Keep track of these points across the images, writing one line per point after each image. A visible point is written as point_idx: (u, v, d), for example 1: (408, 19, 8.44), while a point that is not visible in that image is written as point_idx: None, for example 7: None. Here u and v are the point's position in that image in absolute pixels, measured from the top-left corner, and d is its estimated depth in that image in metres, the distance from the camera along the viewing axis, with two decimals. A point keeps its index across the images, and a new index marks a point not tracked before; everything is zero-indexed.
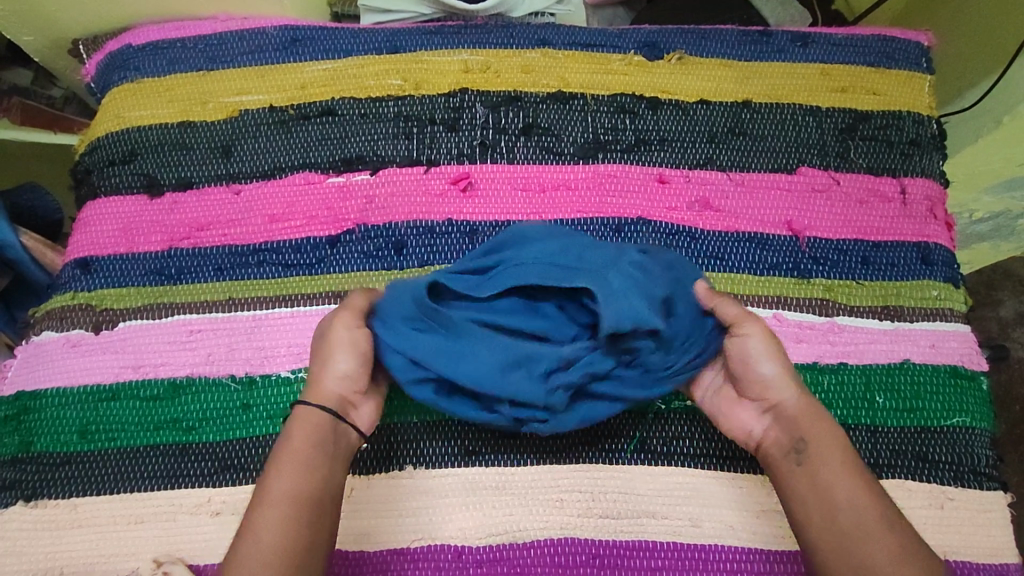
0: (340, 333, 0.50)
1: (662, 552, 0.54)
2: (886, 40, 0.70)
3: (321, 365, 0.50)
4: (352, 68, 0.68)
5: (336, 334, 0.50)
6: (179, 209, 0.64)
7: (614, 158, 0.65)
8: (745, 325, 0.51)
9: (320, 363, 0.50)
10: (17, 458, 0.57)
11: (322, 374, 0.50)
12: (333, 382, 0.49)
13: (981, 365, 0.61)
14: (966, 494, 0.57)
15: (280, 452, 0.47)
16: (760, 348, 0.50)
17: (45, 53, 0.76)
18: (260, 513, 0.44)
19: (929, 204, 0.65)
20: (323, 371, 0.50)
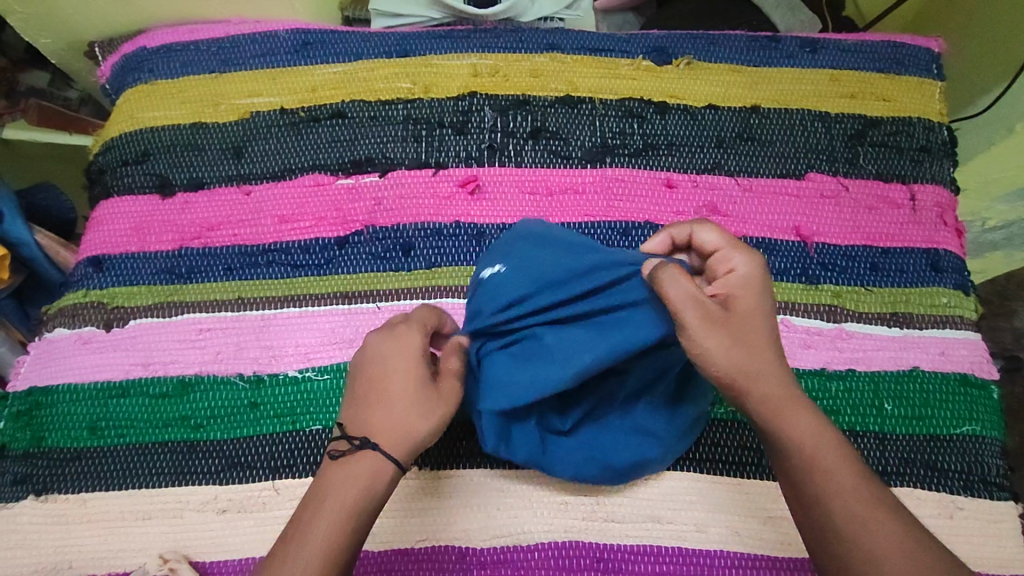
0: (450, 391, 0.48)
1: (667, 557, 0.54)
2: (897, 46, 0.70)
3: (420, 414, 0.46)
4: (362, 71, 0.68)
5: (449, 397, 0.48)
6: (190, 209, 0.65)
7: (622, 162, 0.66)
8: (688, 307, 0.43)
9: (420, 412, 0.46)
10: (28, 453, 0.58)
11: (415, 428, 0.46)
12: (424, 437, 0.46)
13: (992, 373, 0.61)
14: (976, 504, 0.56)
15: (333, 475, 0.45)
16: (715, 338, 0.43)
17: (61, 56, 0.77)
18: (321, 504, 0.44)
19: (940, 211, 0.65)
20: (421, 422, 0.46)
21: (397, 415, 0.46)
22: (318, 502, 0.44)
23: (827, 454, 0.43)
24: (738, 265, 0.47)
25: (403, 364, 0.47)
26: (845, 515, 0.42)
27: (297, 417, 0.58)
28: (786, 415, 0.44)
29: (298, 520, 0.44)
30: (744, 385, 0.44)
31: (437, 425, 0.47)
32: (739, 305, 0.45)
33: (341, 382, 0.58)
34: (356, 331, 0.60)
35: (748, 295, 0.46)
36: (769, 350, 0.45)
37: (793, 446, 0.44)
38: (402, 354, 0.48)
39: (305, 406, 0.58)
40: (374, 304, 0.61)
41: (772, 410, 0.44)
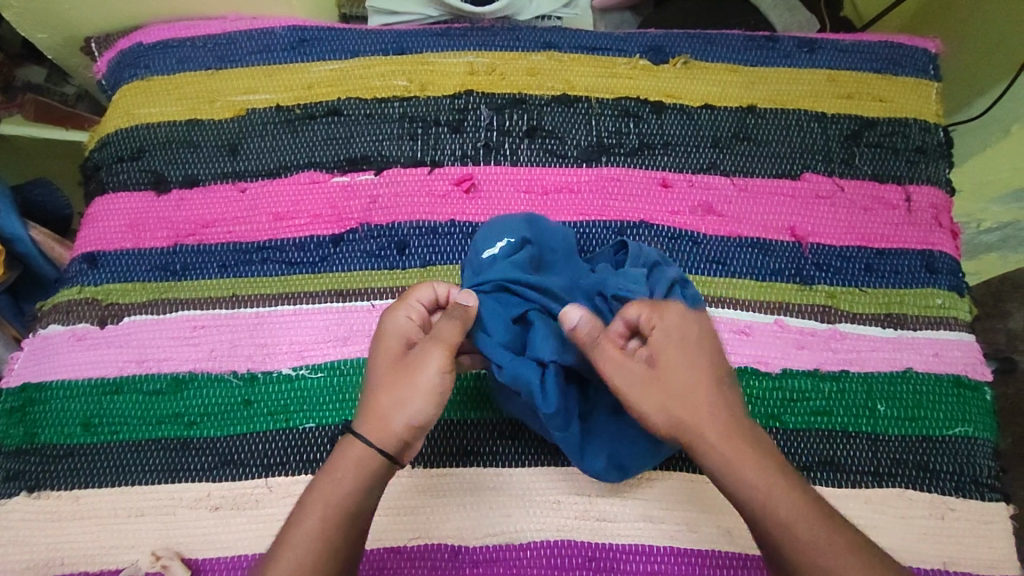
0: (425, 369, 0.46)
1: (659, 556, 0.54)
2: (894, 47, 0.70)
3: (394, 401, 0.46)
4: (359, 69, 0.68)
5: (425, 377, 0.46)
6: (185, 206, 0.65)
7: (618, 161, 0.66)
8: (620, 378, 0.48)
9: (392, 400, 0.46)
10: (21, 449, 0.58)
11: (392, 412, 0.46)
12: (401, 427, 0.46)
13: (985, 374, 0.61)
14: (967, 505, 0.56)
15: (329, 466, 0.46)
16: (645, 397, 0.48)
17: (58, 51, 0.77)
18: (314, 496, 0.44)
19: (935, 212, 0.65)
20: (394, 410, 0.46)
21: (373, 406, 0.47)
22: (313, 496, 0.44)
23: (780, 504, 0.44)
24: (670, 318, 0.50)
25: (383, 354, 0.49)
26: (799, 552, 0.43)
27: (290, 414, 0.58)
28: (741, 466, 0.46)
29: (294, 514, 0.44)
30: (690, 436, 0.47)
31: (414, 410, 0.46)
32: (666, 355, 0.49)
33: (335, 379, 0.58)
34: (351, 329, 0.60)
35: (680, 349, 0.49)
36: (711, 405, 0.48)
37: (746, 497, 0.45)
38: (382, 343, 0.49)
39: (299, 403, 0.58)
40: (369, 302, 0.61)
41: (721, 462, 0.46)
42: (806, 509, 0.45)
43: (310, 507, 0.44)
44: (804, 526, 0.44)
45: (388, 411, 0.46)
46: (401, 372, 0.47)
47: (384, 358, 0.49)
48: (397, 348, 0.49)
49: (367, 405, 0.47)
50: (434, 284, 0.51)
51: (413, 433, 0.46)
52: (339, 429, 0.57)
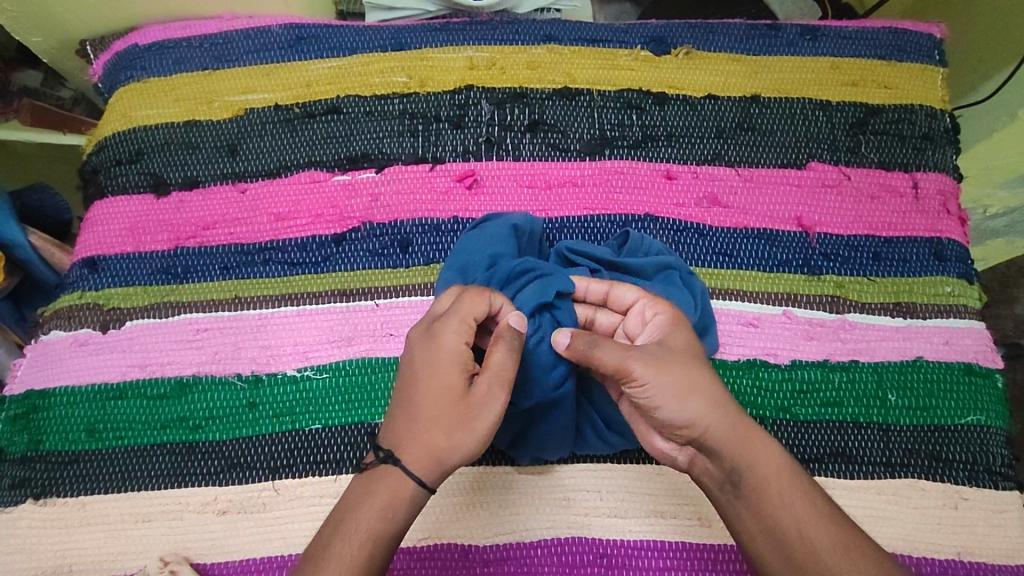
0: (491, 411, 0.44)
1: (670, 552, 0.54)
2: (898, 33, 0.69)
3: (449, 439, 0.44)
4: (358, 66, 0.67)
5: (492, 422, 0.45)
6: (185, 208, 0.64)
7: (621, 154, 0.65)
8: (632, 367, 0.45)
9: (451, 442, 0.44)
10: (26, 456, 0.57)
11: (446, 448, 0.44)
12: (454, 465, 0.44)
13: (996, 362, 0.60)
14: (981, 494, 0.56)
15: (375, 486, 0.44)
16: (660, 388, 0.45)
17: (53, 54, 0.76)
18: (357, 516, 0.43)
19: (943, 199, 0.64)
20: (450, 451, 0.44)
21: (422, 442, 0.44)
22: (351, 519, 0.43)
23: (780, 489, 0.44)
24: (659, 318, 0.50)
25: (439, 380, 0.45)
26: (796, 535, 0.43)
27: (296, 416, 0.57)
28: (747, 451, 0.45)
29: (323, 536, 0.44)
30: (702, 421, 0.45)
31: (469, 452, 0.44)
32: (672, 343, 0.47)
33: (340, 380, 0.58)
34: (355, 329, 0.59)
35: (681, 342, 0.48)
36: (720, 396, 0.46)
37: (752, 474, 0.45)
38: (442, 370, 0.45)
39: (304, 405, 0.57)
40: (373, 301, 0.60)
41: (729, 444, 0.45)
42: (812, 502, 0.44)
43: (350, 525, 0.43)
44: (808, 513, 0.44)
45: (444, 448, 0.44)
46: (464, 412, 0.44)
47: (443, 388, 0.45)
48: (458, 377, 0.45)
49: (413, 439, 0.44)
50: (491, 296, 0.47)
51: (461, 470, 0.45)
52: (345, 430, 0.56)
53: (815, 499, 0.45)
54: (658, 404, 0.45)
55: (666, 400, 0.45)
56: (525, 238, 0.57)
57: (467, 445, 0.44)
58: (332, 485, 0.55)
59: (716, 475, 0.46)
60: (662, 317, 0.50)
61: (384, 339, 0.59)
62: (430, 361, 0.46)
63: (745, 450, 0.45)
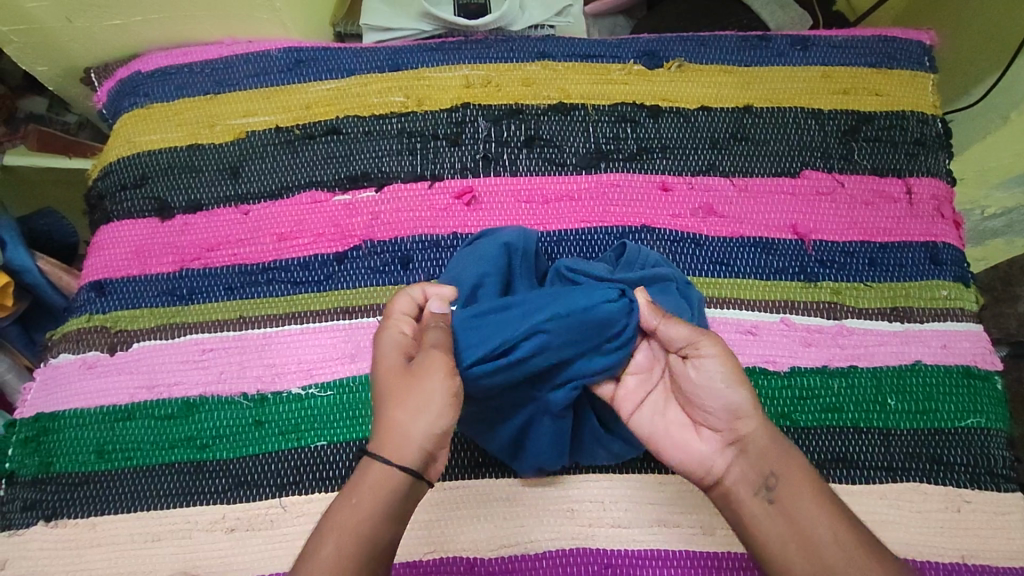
0: (435, 372, 0.44)
1: (675, 561, 0.54)
2: (887, 41, 0.70)
3: (407, 414, 0.44)
4: (356, 87, 0.69)
5: (436, 383, 0.44)
6: (189, 230, 0.65)
7: (617, 167, 0.66)
8: (696, 347, 0.48)
9: (409, 415, 0.43)
10: (37, 479, 0.58)
11: (413, 425, 0.43)
12: (423, 438, 0.43)
13: (995, 364, 0.60)
14: (983, 497, 0.56)
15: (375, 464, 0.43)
16: (718, 373, 0.47)
17: (58, 82, 0.78)
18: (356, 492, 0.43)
19: (937, 203, 0.65)
20: (412, 424, 0.43)
21: (388, 426, 0.44)
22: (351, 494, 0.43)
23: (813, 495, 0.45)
24: None
25: (379, 370, 0.46)
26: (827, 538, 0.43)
27: (302, 433, 0.58)
28: (785, 451, 0.47)
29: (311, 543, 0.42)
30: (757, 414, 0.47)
31: (431, 418, 0.43)
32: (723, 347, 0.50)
33: (344, 398, 0.59)
34: (358, 346, 0.60)
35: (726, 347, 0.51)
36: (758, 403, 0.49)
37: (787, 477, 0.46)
38: (382, 361, 0.46)
39: (310, 422, 0.58)
40: (375, 318, 0.61)
41: (771, 443, 0.47)
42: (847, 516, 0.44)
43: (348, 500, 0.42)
44: (844, 524, 0.44)
45: (407, 424, 0.43)
46: (410, 386, 0.44)
47: (386, 373, 0.45)
48: (396, 361, 0.46)
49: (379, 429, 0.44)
50: (411, 292, 0.49)
51: (434, 443, 0.44)
52: (349, 446, 0.57)
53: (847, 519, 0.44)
54: (710, 390, 0.47)
55: (721, 387, 0.47)
56: (517, 255, 0.57)
57: (424, 412, 0.43)
58: None
59: (751, 477, 0.46)
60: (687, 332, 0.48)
61: None
62: (372, 362, 0.47)
63: (784, 452, 0.47)
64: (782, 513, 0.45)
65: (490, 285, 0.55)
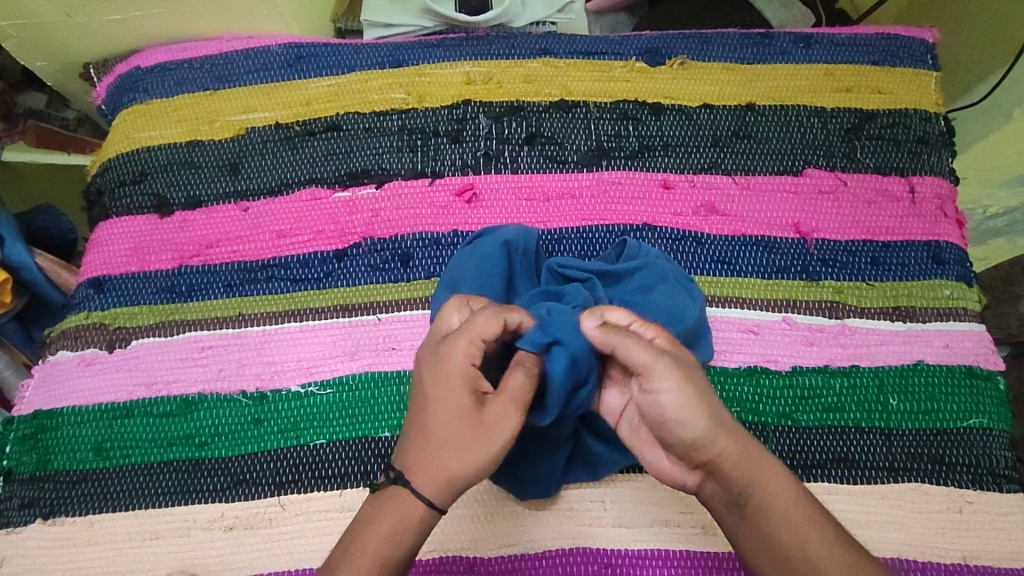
0: (504, 433, 0.43)
1: (676, 560, 0.54)
2: (890, 38, 0.70)
3: (462, 462, 0.43)
4: (356, 83, 0.68)
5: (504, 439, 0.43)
6: (188, 227, 0.65)
7: (618, 165, 0.65)
8: (651, 373, 0.43)
9: (463, 464, 0.43)
10: (35, 476, 0.58)
11: (465, 475, 0.43)
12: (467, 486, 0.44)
13: (997, 364, 0.60)
14: (985, 497, 0.56)
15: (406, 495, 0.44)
16: (673, 402, 0.43)
17: (57, 77, 0.77)
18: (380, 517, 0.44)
19: (939, 203, 0.65)
20: (463, 473, 0.43)
21: (435, 467, 0.43)
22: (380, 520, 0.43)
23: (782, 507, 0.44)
24: (660, 337, 0.46)
25: (446, 402, 0.44)
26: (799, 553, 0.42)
27: (301, 431, 0.58)
28: (754, 468, 0.44)
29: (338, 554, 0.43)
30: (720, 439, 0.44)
31: (483, 471, 0.44)
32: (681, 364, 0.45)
33: (344, 396, 0.58)
34: (358, 344, 0.60)
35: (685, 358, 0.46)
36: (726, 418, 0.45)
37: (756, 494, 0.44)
38: (449, 392, 0.44)
39: (310, 421, 0.58)
40: (374, 316, 0.61)
41: (739, 466, 0.44)
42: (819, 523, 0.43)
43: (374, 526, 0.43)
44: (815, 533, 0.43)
45: (458, 472, 0.43)
46: (475, 434, 0.43)
47: (452, 412, 0.44)
48: (465, 399, 0.44)
49: (424, 464, 0.44)
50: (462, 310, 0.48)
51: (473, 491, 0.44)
52: (349, 445, 0.57)
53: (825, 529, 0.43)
54: (671, 418, 0.43)
55: (679, 416, 0.43)
56: (516, 253, 0.57)
57: (479, 466, 0.43)
58: (338, 499, 0.55)
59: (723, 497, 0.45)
60: (662, 340, 0.46)
61: (387, 353, 0.59)
62: (437, 387, 0.44)
63: (755, 468, 0.44)
64: (755, 532, 0.44)
65: (494, 285, 0.55)
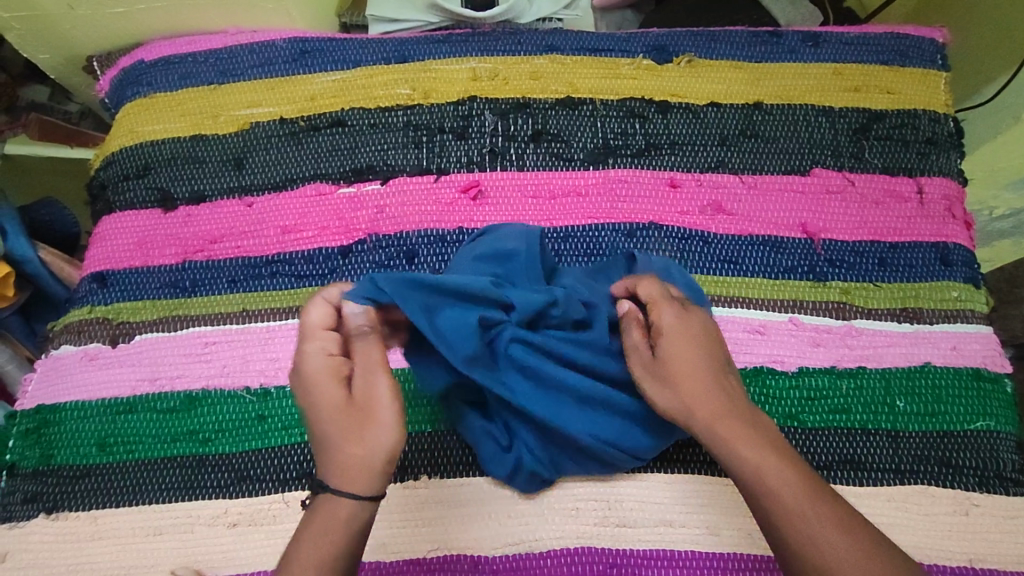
0: (384, 400, 0.44)
1: (681, 561, 0.54)
2: (899, 37, 0.69)
3: (363, 445, 0.43)
4: (361, 78, 0.68)
5: (386, 408, 0.44)
6: (193, 222, 0.65)
7: (625, 163, 0.65)
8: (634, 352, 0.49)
9: (365, 446, 0.43)
10: (38, 471, 0.58)
11: (373, 455, 0.43)
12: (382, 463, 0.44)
13: (1004, 366, 0.60)
14: (992, 500, 0.56)
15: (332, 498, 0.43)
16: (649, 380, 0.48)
17: (61, 70, 0.77)
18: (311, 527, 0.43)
19: (948, 204, 0.64)
20: (370, 454, 0.43)
21: (345, 462, 0.43)
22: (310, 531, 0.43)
23: (770, 480, 0.44)
24: (666, 316, 0.50)
25: (322, 402, 0.44)
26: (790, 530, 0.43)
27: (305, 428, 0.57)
28: (736, 441, 0.46)
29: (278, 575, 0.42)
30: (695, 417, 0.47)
31: (388, 443, 0.44)
32: (677, 347, 0.49)
33: None
34: None
35: (679, 340, 0.49)
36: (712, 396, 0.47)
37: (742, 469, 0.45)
38: (317, 391, 0.44)
39: None
40: None
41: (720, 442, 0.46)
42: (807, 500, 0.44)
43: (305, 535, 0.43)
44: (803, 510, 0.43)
45: (364, 454, 0.43)
46: (359, 418, 0.44)
47: (328, 408, 0.44)
48: (337, 393, 0.44)
49: (333, 462, 0.43)
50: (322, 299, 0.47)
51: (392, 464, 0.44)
52: None
53: (819, 494, 0.44)
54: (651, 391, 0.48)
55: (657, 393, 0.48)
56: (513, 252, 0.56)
57: (378, 440, 0.43)
58: None
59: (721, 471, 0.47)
60: (672, 319, 0.50)
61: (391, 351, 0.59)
62: (307, 390, 0.45)
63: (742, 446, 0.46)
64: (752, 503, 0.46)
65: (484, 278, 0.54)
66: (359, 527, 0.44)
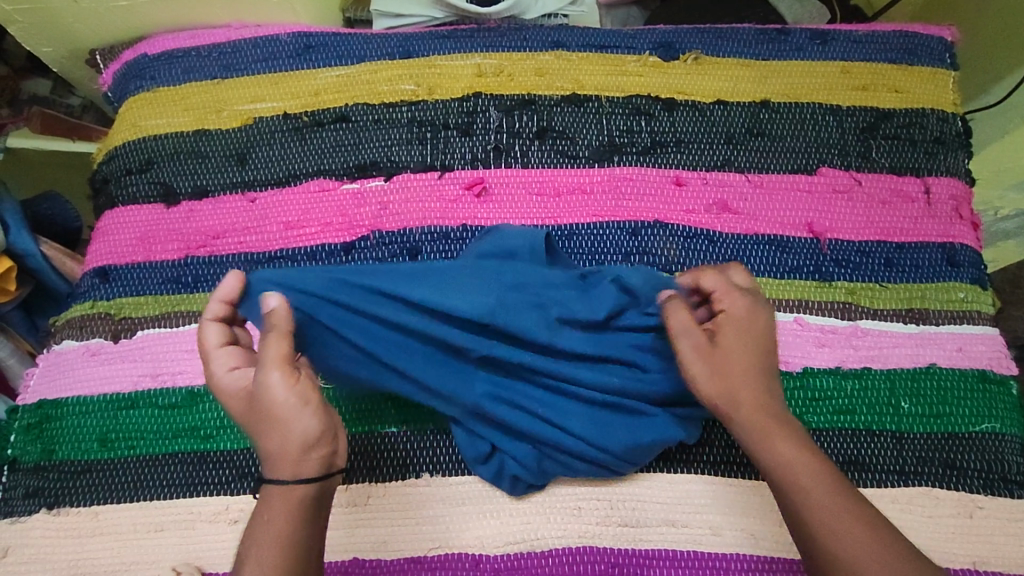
0: (277, 394, 0.42)
1: (683, 561, 0.53)
2: (908, 36, 0.69)
3: (274, 436, 0.43)
4: (366, 74, 0.67)
5: (279, 397, 0.42)
6: (195, 217, 0.64)
7: (630, 161, 0.65)
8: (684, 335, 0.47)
9: (276, 436, 0.43)
10: (40, 466, 0.58)
11: (288, 442, 0.43)
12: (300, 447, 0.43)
13: (1010, 368, 0.60)
14: (996, 503, 0.55)
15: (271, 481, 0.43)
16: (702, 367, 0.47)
17: (64, 63, 0.77)
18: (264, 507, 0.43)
19: (955, 204, 0.64)
20: (283, 442, 0.43)
21: (269, 455, 0.43)
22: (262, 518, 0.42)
23: (800, 474, 0.45)
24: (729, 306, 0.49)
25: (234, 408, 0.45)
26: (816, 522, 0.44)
27: None
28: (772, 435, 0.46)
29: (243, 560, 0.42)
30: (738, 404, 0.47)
31: (300, 427, 0.43)
32: (728, 338, 0.48)
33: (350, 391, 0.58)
34: None
35: (737, 332, 0.48)
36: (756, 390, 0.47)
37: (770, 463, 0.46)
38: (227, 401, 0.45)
39: None
40: None
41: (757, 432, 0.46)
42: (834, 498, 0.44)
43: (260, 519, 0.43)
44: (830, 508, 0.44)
45: (280, 443, 0.43)
46: (261, 414, 0.43)
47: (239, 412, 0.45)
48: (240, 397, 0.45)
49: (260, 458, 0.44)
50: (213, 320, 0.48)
51: (314, 445, 0.43)
52: (353, 439, 0.56)
53: (842, 491, 0.45)
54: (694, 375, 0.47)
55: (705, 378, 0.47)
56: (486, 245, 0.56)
57: (285, 428, 0.42)
58: (343, 494, 0.55)
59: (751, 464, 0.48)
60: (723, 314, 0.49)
61: None
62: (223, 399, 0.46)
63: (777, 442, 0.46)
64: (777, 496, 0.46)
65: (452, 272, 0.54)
66: (311, 505, 0.43)
